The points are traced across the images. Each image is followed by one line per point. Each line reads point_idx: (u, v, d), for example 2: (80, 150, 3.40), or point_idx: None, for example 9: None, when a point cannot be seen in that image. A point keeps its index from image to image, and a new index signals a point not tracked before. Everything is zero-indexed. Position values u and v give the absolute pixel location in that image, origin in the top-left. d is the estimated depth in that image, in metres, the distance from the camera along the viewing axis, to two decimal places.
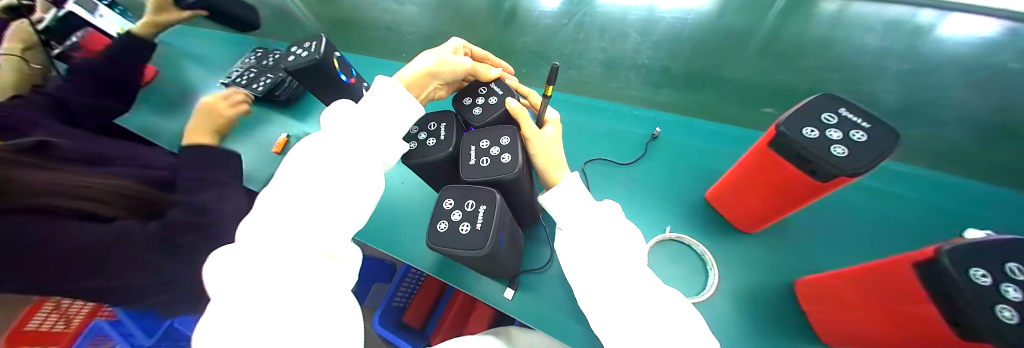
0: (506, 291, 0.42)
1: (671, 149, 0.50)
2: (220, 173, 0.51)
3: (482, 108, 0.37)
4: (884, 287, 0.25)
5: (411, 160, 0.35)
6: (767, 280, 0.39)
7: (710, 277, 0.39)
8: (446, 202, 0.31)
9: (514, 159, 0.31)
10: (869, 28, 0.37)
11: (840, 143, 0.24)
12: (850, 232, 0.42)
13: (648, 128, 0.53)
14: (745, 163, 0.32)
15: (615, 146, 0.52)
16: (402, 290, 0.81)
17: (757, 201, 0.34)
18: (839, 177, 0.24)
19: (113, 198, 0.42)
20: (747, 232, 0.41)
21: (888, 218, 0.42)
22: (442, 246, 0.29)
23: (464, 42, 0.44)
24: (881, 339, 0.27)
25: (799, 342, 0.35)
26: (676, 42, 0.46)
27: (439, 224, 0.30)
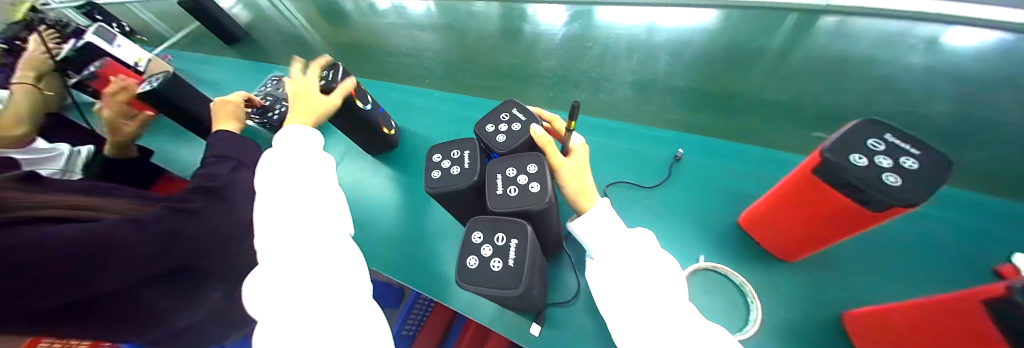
0: (532, 326, 0.40)
1: (696, 171, 0.49)
2: (233, 154, 0.50)
3: (505, 135, 0.36)
4: (952, 318, 0.23)
5: (434, 190, 0.34)
6: (810, 312, 0.36)
7: (753, 311, 0.36)
8: (474, 235, 0.30)
9: (543, 189, 0.30)
10: (913, 47, 0.44)
11: (891, 171, 0.23)
12: (900, 258, 0.40)
13: (670, 150, 0.52)
14: (787, 186, 0.31)
15: (637, 169, 0.51)
16: (413, 316, 0.81)
17: (802, 229, 0.32)
18: (894, 207, 0.23)
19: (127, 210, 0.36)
20: (788, 261, 0.39)
21: (933, 242, 0.40)
22: (472, 284, 0.27)
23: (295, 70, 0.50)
24: None
25: None
26: (708, 58, 0.52)
27: (469, 260, 0.29)
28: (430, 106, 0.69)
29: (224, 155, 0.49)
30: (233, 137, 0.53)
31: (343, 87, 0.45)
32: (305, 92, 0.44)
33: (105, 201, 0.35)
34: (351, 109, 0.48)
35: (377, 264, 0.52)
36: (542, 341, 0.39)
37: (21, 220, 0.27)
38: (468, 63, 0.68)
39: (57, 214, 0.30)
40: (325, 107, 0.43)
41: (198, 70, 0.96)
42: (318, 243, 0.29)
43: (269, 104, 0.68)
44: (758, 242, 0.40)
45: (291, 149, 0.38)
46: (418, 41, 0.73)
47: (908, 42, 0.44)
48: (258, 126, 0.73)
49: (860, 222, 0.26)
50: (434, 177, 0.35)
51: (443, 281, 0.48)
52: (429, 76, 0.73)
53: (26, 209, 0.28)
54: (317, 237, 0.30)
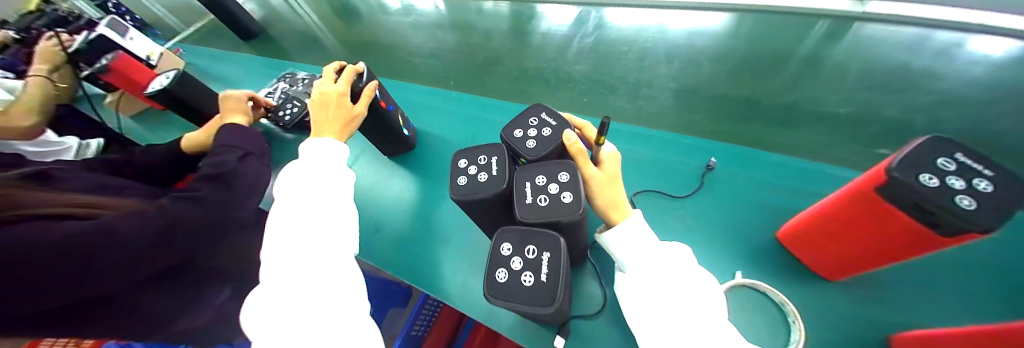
0: (555, 338, 0.38)
1: (728, 179, 0.48)
2: (247, 145, 0.50)
3: (535, 140, 0.35)
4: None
5: (459, 197, 0.32)
6: (850, 331, 0.35)
7: (794, 332, 0.35)
8: (503, 247, 0.29)
9: (576, 199, 0.29)
10: (972, 61, 0.51)
11: (966, 193, 0.21)
12: (960, 282, 0.37)
13: (702, 157, 0.50)
14: (842, 202, 0.30)
15: (667, 176, 0.50)
16: (421, 318, 0.74)
17: (854, 244, 0.30)
18: (966, 233, 0.22)
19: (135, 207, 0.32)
20: (828, 279, 0.37)
21: (994, 266, 0.38)
22: (502, 299, 0.26)
23: (328, 67, 0.48)
24: None
25: None
26: (730, 56, 0.60)
27: (498, 273, 0.28)
28: (446, 108, 0.67)
29: (235, 144, 0.49)
30: (245, 130, 0.52)
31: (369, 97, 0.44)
32: (324, 98, 0.43)
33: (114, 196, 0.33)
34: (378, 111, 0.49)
35: (391, 268, 0.50)
36: None
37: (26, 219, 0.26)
38: (500, 62, 0.71)
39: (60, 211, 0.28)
40: (352, 117, 0.43)
41: (210, 65, 0.95)
42: (319, 256, 0.29)
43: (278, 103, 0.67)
44: (798, 259, 0.39)
45: (317, 159, 0.38)
46: (445, 46, 0.77)
47: (966, 56, 0.52)
48: (269, 124, 0.73)
49: (914, 242, 0.25)
50: (460, 183, 0.33)
51: (461, 288, 0.46)
52: (455, 79, 0.72)
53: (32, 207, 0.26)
54: (318, 248, 0.29)
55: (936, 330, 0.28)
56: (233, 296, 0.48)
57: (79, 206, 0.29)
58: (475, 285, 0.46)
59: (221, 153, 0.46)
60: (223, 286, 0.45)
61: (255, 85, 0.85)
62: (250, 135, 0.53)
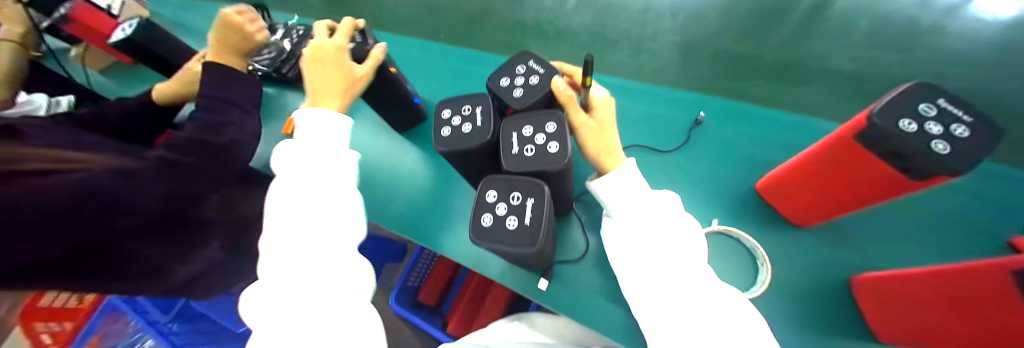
0: (540, 280, 0.41)
1: (714, 134, 0.49)
2: (235, 98, 0.50)
3: (522, 89, 0.33)
4: (975, 285, 0.22)
5: (443, 148, 0.31)
6: (814, 274, 0.38)
7: (762, 273, 0.38)
8: (489, 194, 0.29)
9: (562, 149, 0.28)
10: None
11: (942, 138, 0.21)
12: (932, 232, 0.39)
13: (691, 113, 0.52)
14: (823, 153, 0.30)
15: (656, 132, 0.51)
16: (416, 272, 0.80)
17: (833, 191, 0.31)
18: (934, 178, 0.22)
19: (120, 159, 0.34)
20: (799, 226, 0.40)
21: (970, 217, 0.39)
22: (486, 241, 0.27)
23: (320, 23, 0.45)
24: (960, 334, 0.25)
25: (848, 334, 0.34)
26: None
27: (483, 217, 0.28)
28: (439, 64, 0.66)
29: (221, 96, 0.49)
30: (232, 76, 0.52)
31: (372, 59, 0.42)
32: (324, 58, 0.41)
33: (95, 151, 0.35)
34: (385, 76, 0.45)
35: (385, 221, 0.51)
36: (549, 296, 0.40)
37: (20, 173, 0.27)
38: None
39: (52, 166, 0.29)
40: (353, 79, 0.40)
41: (180, 15, 0.88)
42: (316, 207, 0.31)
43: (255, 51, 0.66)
44: (776, 209, 0.41)
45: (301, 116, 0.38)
46: None
47: None
48: None
49: (889, 188, 0.26)
50: (444, 134, 0.32)
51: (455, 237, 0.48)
52: (444, 31, 0.67)
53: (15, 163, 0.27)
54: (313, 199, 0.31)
55: (885, 274, 0.30)
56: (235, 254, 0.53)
57: (63, 162, 0.30)
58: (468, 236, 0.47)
59: (213, 107, 0.46)
60: (220, 237, 0.47)
61: None
62: (243, 86, 0.53)
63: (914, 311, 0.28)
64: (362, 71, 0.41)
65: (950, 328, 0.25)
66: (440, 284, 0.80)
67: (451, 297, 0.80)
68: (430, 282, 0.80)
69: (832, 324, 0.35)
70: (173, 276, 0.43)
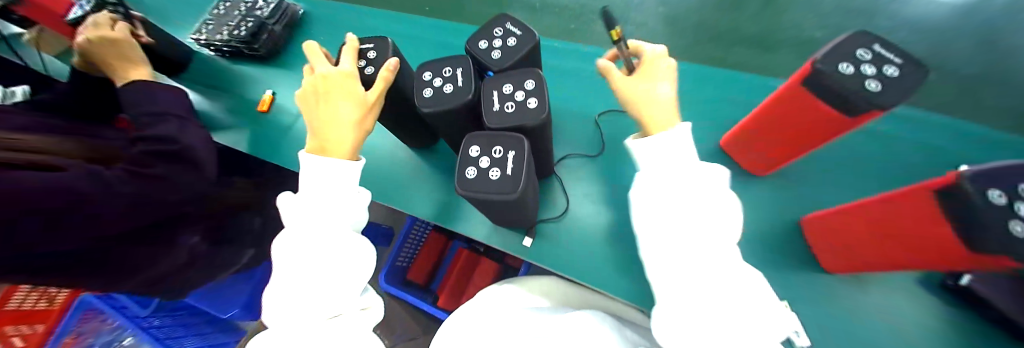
0: (524, 239, 0.43)
1: (686, 97, 0.50)
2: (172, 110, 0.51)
3: (500, 51, 0.34)
4: (904, 209, 0.24)
5: (424, 110, 0.32)
6: (773, 222, 0.41)
7: None
8: (472, 149, 0.29)
9: (541, 105, 0.29)
10: None
11: (875, 78, 0.24)
12: (884, 181, 0.42)
13: None
14: (771, 105, 0.33)
15: None
16: (405, 252, 0.79)
17: (787, 140, 0.34)
18: (870, 112, 0.25)
19: (79, 153, 0.43)
20: (759, 175, 0.43)
21: (920, 167, 0.42)
22: (470, 191, 0.28)
23: (313, 51, 0.41)
24: (888, 253, 0.28)
25: (796, 269, 0.39)
26: None
27: (467, 171, 0.29)
28: (412, 35, 0.63)
29: (159, 111, 0.50)
30: (162, 89, 0.53)
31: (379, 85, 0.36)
32: (328, 92, 0.37)
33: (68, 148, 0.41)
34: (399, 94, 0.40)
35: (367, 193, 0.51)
36: (533, 252, 0.42)
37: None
38: None
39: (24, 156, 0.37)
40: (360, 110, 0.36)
41: None
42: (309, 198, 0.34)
43: (213, 27, 0.62)
44: (735, 161, 0.44)
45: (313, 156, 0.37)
46: None
47: None
48: (215, 56, 0.67)
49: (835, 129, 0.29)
50: (426, 95, 0.33)
51: (443, 203, 0.49)
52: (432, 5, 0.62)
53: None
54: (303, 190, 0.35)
55: (823, 211, 0.34)
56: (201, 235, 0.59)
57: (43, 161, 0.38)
58: (454, 207, 0.48)
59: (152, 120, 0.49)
60: (194, 230, 0.57)
61: (194, 15, 0.75)
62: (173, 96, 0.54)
63: (852, 239, 0.31)
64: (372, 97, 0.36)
65: (879, 253, 0.29)
66: (428, 263, 0.82)
67: (441, 274, 0.82)
68: (418, 261, 0.81)
69: (785, 263, 0.39)
70: (155, 266, 0.53)
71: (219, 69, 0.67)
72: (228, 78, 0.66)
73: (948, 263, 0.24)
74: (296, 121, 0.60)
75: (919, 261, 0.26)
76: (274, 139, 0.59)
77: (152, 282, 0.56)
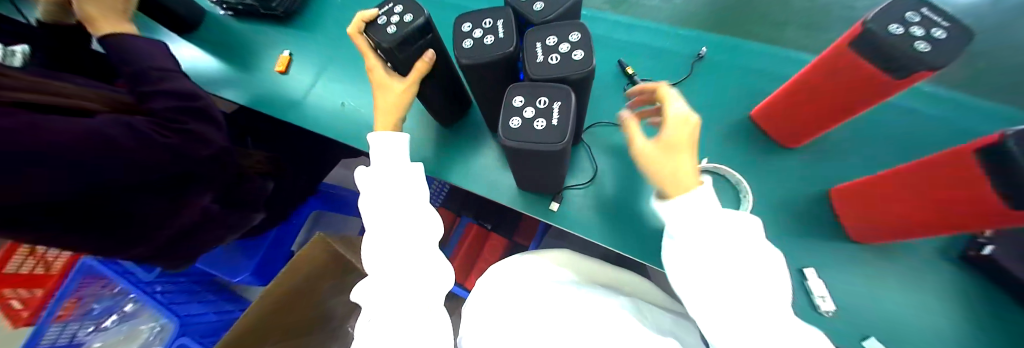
0: (551, 204, 0.45)
1: (716, 68, 0.50)
2: (168, 64, 0.53)
3: (543, 4, 0.34)
4: (936, 169, 0.25)
5: (463, 60, 0.32)
6: (794, 194, 0.43)
7: (744, 204, 0.42)
8: (515, 100, 0.29)
9: (587, 57, 0.29)
10: None
11: (924, 40, 0.23)
12: (903, 155, 0.43)
13: (693, 47, 0.51)
14: (817, 67, 0.33)
15: (661, 67, 0.51)
16: None
17: (828, 105, 0.35)
18: (918, 73, 0.25)
19: (101, 101, 0.44)
20: (791, 148, 0.45)
21: (942, 142, 0.42)
22: (517, 140, 0.27)
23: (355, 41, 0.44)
24: (918, 215, 0.29)
25: (811, 239, 0.41)
26: None
27: (512, 121, 0.28)
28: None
29: (162, 65, 0.52)
30: (151, 44, 0.54)
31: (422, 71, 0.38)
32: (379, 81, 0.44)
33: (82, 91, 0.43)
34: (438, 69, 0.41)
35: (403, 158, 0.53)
36: (559, 216, 0.45)
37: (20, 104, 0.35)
38: None
39: (45, 101, 0.38)
40: (400, 96, 0.42)
41: None
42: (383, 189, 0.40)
43: None
44: (767, 134, 0.45)
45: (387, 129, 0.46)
46: None
47: None
48: (229, 16, 0.66)
49: (887, 88, 0.28)
50: (466, 46, 0.32)
51: (476, 166, 0.51)
52: None
53: (5, 93, 0.34)
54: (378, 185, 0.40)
55: (853, 184, 0.35)
56: (218, 199, 0.58)
57: (67, 103, 0.40)
58: (483, 175, 0.50)
59: (166, 77, 0.51)
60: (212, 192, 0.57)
61: None
62: (150, 45, 0.54)
63: (883, 202, 0.32)
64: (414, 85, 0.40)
65: (903, 218, 0.31)
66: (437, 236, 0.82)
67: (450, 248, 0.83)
68: None
69: (801, 235, 0.41)
70: (170, 229, 0.53)
71: (235, 29, 0.66)
72: (240, 41, 0.64)
73: (961, 226, 0.27)
74: (314, 84, 0.59)
75: (938, 225, 0.28)
76: (293, 102, 0.58)
77: (168, 245, 0.56)
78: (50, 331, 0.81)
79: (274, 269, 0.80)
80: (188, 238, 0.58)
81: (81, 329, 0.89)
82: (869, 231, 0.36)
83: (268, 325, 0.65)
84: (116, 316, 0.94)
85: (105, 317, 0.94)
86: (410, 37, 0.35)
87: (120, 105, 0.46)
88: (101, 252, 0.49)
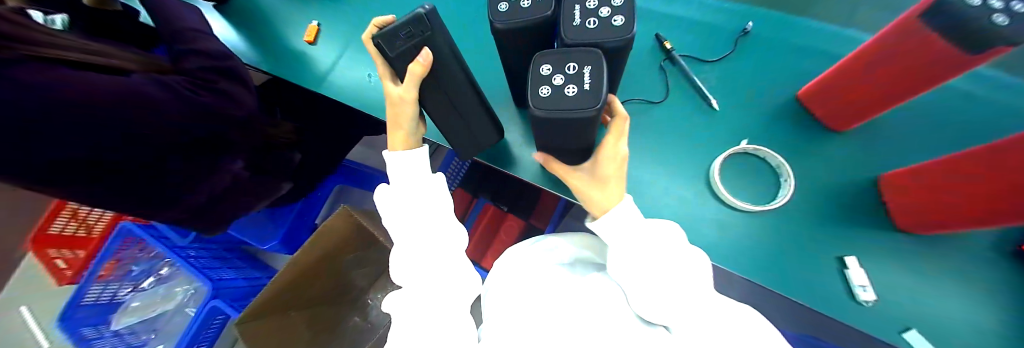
0: None
1: (761, 45, 0.48)
2: (201, 27, 0.54)
3: None
4: (993, 155, 0.23)
5: (499, 25, 0.31)
6: (821, 177, 0.43)
7: (776, 200, 0.42)
8: (543, 68, 0.28)
9: (627, 23, 0.28)
10: None
11: (1003, 13, 0.20)
12: (947, 140, 0.41)
13: (738, 22, 0.49)
14: (883, 40, 0.30)
15: (702, 41, 0.50)
16: None
17: (884, 84, 0.32)
18: (991, 51, 0.23)
19: (140, 64, 0.45)
20: (838, 131, 0.43)
21: (992, 127, 0.40)
22: (548, 109, 0.26)
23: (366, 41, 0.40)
24: (965, 202, 0.28)
25: (828, 228, 0.41)
26: None
27: (541, 89, 0.27)
28: None
29: (194, 28, 0.53)
30: (183, 7, 0.56)
31: (413, 81, 0.32)
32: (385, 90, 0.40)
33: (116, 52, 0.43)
34: (442, 71, 0.35)
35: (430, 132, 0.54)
36: None
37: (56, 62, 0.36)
38: None
39: (87, 60, 0.39)
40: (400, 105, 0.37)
41: None
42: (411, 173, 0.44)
43: None
44: (812, 113, 0.44)
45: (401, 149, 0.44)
46: None
47: None
48: None
49: (951, 67, 0.26)
50: (501, 10, 0.31)
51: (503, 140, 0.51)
52: None
53: (39, 50, 0.35)
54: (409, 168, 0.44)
55: (908, 169, 0.34)
56: (247, 167, 0.61)
57: (103, 64, 0.41)
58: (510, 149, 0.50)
59: (200, 38, 0.52)
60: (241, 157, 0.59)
61: None
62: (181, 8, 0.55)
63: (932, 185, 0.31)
64: (408, 95, 0.35)
65: (943, 205, 0.30)
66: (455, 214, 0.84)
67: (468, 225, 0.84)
68: None
69: (819, 222, 0.42)
70: (200, 194, 0.56)
71: None
72: (261, 9, 0.62)
73: (995, 216, 0.27)
74: (339, 57, 0.57)
75: (973, 213, 0.28)
76: (318, 75, 0.57)
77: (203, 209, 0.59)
78: (92, 289, 0.88)
79: (300, 239, 0.83)
80: (222, 204, 0.61)
81: (121, 289, 0.95)
82: (915, 213, 0.35)
83: (295, 291, 0.68)
84: (154, 278, 0.99)
85: (143, 279, 0.99)
86: (404, 39, 0.30)
87: (157, 66, 0.47)
88: (139, 214, 0.52)
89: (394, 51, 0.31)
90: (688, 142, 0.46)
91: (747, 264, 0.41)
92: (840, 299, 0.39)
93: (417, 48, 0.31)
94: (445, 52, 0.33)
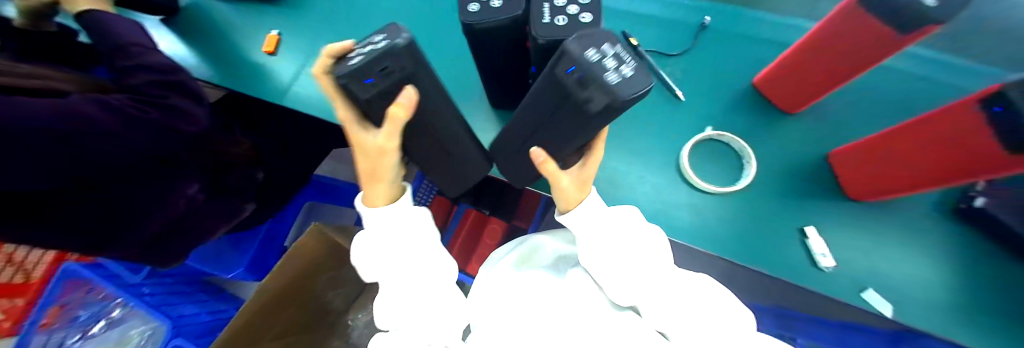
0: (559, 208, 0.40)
1: (717, 37, 0.51)
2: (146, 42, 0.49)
3: None
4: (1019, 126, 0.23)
5: (474, 26, 0.28)
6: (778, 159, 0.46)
7: (742, 180, 0.45)
8: (587, 53, 0.18)
9: (598, 21, 0.25)
10: None
11: None
12: (867, 117, 0.47)
13: (697, 17, 0.52)
14: (824, 30, 0.32)
15: (666, 36, 0.52)
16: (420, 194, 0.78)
17: (832, 68, 0.34)
18: (918, 33, 0.25)
19: (74, 83, 0.39)
20: (789, 113, 0.47)
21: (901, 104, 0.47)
22: (637, 93, 0.18)
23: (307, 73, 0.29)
24: (932, 166, 0.29)
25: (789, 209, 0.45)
26: None
27: (608, 75, 0.18)
28: None
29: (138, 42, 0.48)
30: (119, 20, 0.50)
31: (395, 124, 0.26)
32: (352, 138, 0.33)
33: (42, 70, 0.37)
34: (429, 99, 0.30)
35: None
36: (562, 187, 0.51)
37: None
38: None
39: (16, 82, 0.33)
40: (382, 157, 0.32)
41: None
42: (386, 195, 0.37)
43: None
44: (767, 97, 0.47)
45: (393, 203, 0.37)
46: None
47: None
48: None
49: (888, 50, 0.28)
50: (470, 10, 0.28)
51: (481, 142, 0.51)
52: None
53: None
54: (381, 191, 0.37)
55: (870, 137, 0.36)
56: (204, 189, 0.55)
57: (31, 83, 0.35)
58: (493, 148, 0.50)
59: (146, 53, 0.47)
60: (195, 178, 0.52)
61: None
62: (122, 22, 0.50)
63: (897, 151, 0.32)
64: (392, 144, 0.30)
65: (913, 169, 0.32)
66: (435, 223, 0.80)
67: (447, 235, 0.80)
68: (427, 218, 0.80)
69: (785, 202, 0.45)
70: (151, 221, 0.49)
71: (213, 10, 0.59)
72: (218, 25, 0.58)
73: (958, 177, 0.28)
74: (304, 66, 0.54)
75: (937, 175, 0.30)
76: (280, 87, 0.52)
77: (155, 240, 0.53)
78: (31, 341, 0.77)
79: (269, 264, 0.77)
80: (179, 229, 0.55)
81: (69, 336, 0.83)
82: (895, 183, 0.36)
83: (267, 322, 0.60)
84: (103, 323, 0.85)
85: (92, 324, 0.85)
86: (380, 78, 0.23)
87: (93, 85, 0.41)
88: (82, 249, 0.46)
89: (370, 91, 0.24)
90: (657, 135, 0.49)
91: (729, 246, 0.44)
92: (807, 269, 0.43)
93: (399, 87, 0.25)
94: (427, 88, 0.28)
